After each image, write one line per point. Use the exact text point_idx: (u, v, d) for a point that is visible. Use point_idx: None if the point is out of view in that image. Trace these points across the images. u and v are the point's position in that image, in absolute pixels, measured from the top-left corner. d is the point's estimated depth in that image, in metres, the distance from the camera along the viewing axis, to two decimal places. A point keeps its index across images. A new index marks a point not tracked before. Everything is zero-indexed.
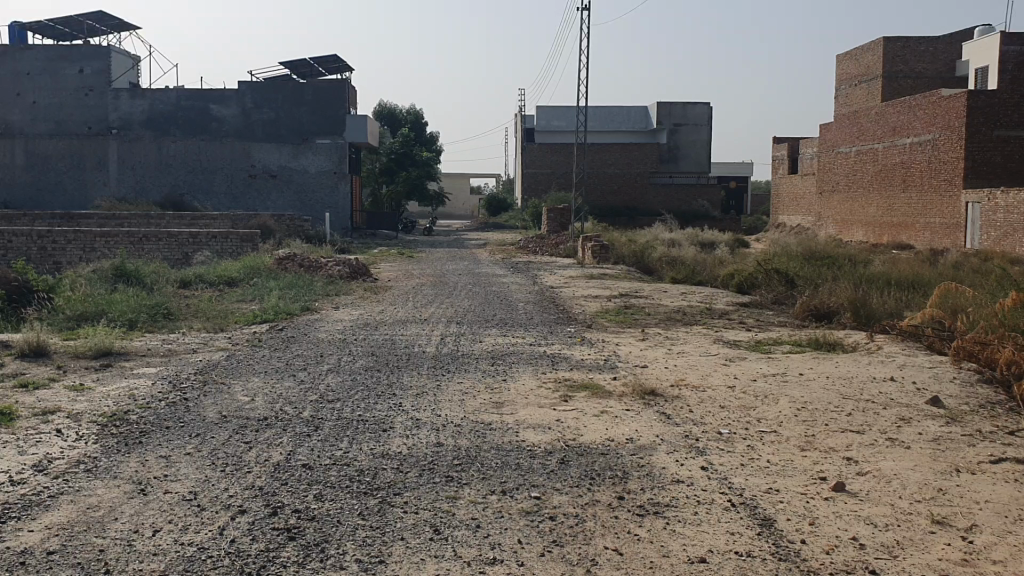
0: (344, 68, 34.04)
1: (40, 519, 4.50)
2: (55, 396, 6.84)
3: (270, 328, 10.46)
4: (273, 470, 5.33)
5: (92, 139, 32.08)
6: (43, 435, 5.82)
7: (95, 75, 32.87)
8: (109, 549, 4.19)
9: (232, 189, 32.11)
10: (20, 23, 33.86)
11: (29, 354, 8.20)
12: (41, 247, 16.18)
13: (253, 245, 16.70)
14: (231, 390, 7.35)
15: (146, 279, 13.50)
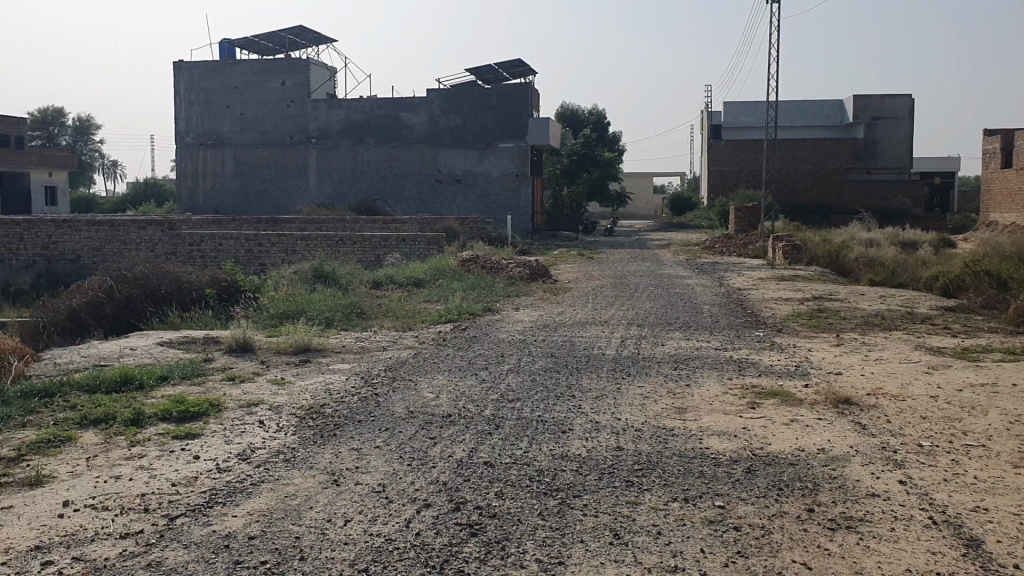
0: (529, 71, 34.47)
1: (243, 506, 4.79)
2: (259, 389, 7.28)
3: (456, 328, 10.72)
4: (456, 466, 5.45)
5: (295, 149, 34.62)
6: (247, 426, 6.22)
7: (296, 87, 34.88)
8: (304, 536, 4.41)
9: (422, 193, 33.44)
10: (230, 40, 36.43)
11: (236, 349, 8.79)
12: (248, 249, 17.30)
13: (439, 247, 17.13)
14: (418, 387, 7.58)
15: (342, 280, 14.20)
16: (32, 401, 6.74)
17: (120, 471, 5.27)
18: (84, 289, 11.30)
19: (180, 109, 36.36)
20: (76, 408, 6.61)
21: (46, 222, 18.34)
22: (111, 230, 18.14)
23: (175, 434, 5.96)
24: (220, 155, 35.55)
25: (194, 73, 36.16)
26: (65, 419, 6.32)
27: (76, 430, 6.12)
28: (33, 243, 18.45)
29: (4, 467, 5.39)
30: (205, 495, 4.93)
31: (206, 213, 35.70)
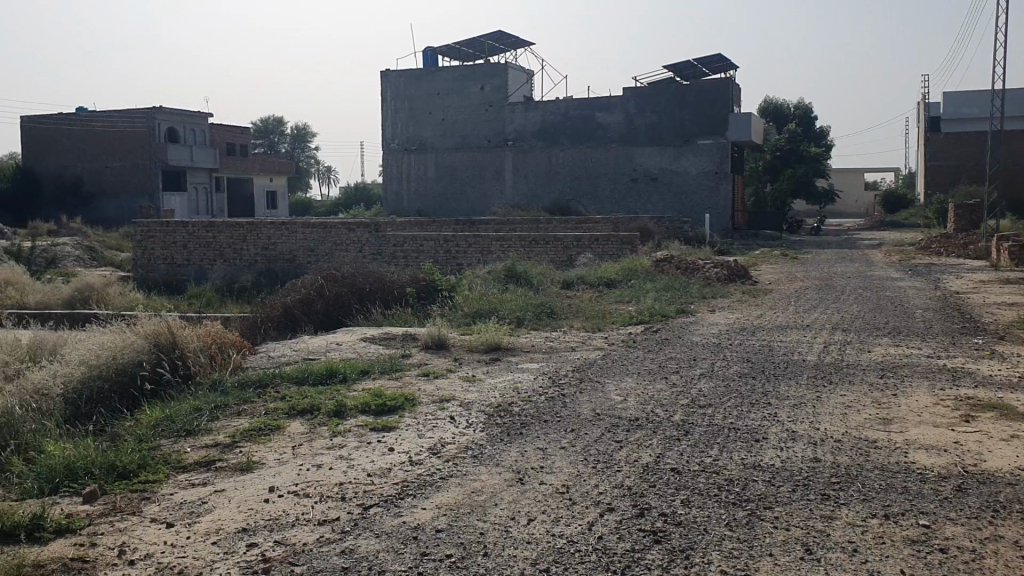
0: (730, 66, 33.57)
1: (433, 499, 4.94)
2: (451, 385, 7.50)
3: (647, 330, 10.59)
4: (642, 470, 5.38)
5: (492, 152, 35.51)
6: (438, 421, 6.41)
7: (494, 91, 35.76)
8: (489, 533, 4.49)
9: (617, 192, 33.30)
10: (433, 48, 37.75)
11: (432, 346, 9.10)
12: (447, 250, 17.86)
13: (632, 247, 16.93)
14: (605, 388, 7.55)
15: (534, 279, 14.41)
16: (246, 391, 7.25)
17: (321, 460, 5.57)
18: (296, 287, 12.04)
19: (388, 117, 38.29)
20: (285, 399, 7.06)
21: (265, 224, 19.65)
22: (322, 231, 19.21)
23: (372, 427, 6.23)
24: (422, 159, 37.09)
25: (399, 82, 37.90)
26: (274, 409, 6.76)
27: (283, 419, 6.54)
28: (253, 244, 19.82)
29: (220, 452, 5.83)
30: (396, 486, 5.12)
31: (407, 214, 37.21)
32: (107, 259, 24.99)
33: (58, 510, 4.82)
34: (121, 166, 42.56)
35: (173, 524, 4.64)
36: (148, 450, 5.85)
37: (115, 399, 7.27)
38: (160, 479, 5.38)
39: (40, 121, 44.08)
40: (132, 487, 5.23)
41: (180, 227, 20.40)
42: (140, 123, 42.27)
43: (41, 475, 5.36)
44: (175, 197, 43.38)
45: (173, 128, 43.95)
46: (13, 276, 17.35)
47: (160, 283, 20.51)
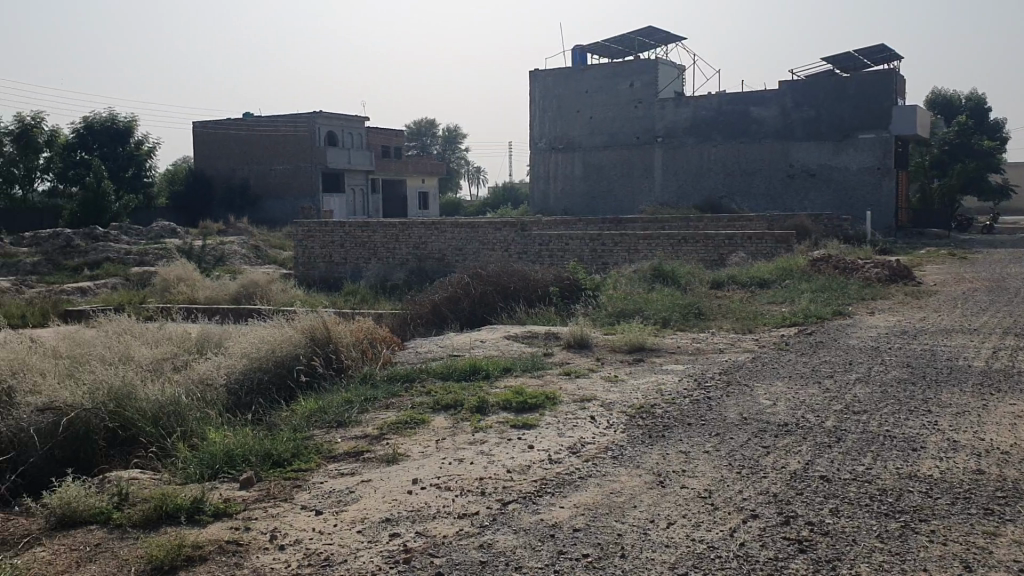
0: (893, 57, 32.03)
1: (571, 498, 4.94)
2: (593, 385, 7.48)
3: (800, 332, 10.25)
4: (789, 478, 5.20)
5: (641, 150, 35.16)
6: (580, 420, 6.41)
7: (644, 88, 35.42)
8: (627, 535, 4.44)
9: (771, 190, 32.36)
10: (582, 47, 37.74)
11: (574, 345, 9.10)
12: (594, 249, 17.83)
13: (788, 247, 16.38)
14: (754, 392, 7.35)
15: (682, 279, 14.19)
16: (394, 385, 7.47)
17: (463, 455, 5.66)
18: (444, 286, 12.30)
19: (536, 117, 38.61)
20: (430, 393, 7.22)
21: (417, 224, 20.17)
22: (471, 231, 19.54)
23: (514, 424, 6.30)
24: (570, 157, 37.20)
25: (547, 82, 38.20)
26: (420, 403, 6.93)
27: (428, 413, 6.69)
28: (405, 244, 20.37)
29: (368, 444, 6.03)
30: (536, 484, 5.15)
31: (555, 213, 37.44)
32: (271, 257, 26.29)
33: (218, 494, 5.12)
34: (285, 169, 44.63)
35: (321, 512, 4.83)
36: (301, 440, 6.11)
37: (273, 390, 7.63)
38: (311, 467, 5.62)
39: (211, 128, 46.75)
40: (284, 475, 5.48)
41: (337, 227, 21.21)
42: (302, 127, 44.16)
43: (204, 461, 5.70)
44: (334, 197, 45.16)
45: (333, 132, 45.72)
46: (185, 272, 18.51)
47: (319, 281, 21.40)
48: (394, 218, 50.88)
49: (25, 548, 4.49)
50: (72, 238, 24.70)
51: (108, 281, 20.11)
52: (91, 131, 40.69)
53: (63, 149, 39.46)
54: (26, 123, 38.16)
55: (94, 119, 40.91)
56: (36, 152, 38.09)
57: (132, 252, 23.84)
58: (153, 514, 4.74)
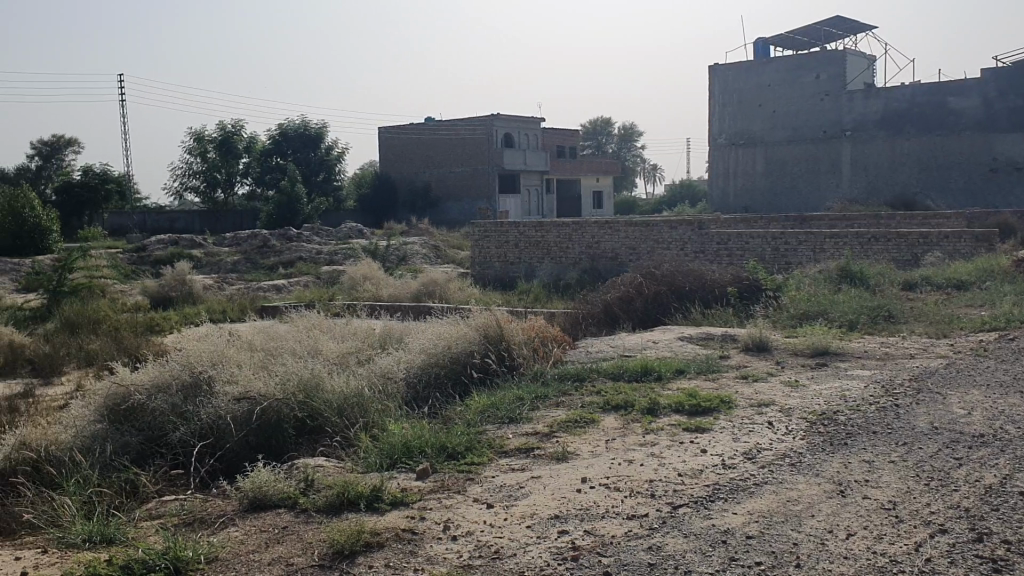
0: None
1: (743, 504, 4.81)
2: (772, 389, 7.25)
3: (1001, 338, 9.53)
4: (983, 493, 4.86)
5: (828, 144, 33.80)
6: (755, 425, 6.22)
7: (830, 80, 33.96)
8: (803, 544, 4.28)
9: (970, 185, 30.35)
10: (764, 39, 36.61)
11: (752, 348, 8.87)
12: (775, 247, 17.25)
13: (990, 246, 15.26)
14: (947, 401, 6.90)
15: (871, 280, 13.53)
16: (566, 384, 7.51)
17: (633, 456, 5.63)
18: (617, 285, 12.23)
19: (716, 112, 37.80)
20: (601, 393, 7.21)
21: (592, 224, 20.13)
22: (645, 230, 19.32)
23: (686, 427, 6.19)
24: (751, 153, 36.22)
25: (728, 76, 37.29)
26: (591, 402, 6.95)
27: (599, 413, 6.69)
28: (579, 244, 20.39)
29: (539, 441, 6.09)
30: (707, 489, 5.04)
31: (734, 211, 36.60)
32: (450, 257, 27.03)
33: (395, 483, 5.32)
34: (464, 172, 45.78)
35: (493, 506, 4.92)
36: (474, 434, 6.25)
37: (448, 386, 7.83)
38: (484, 461, 5.74)
39: (396, 134, 48.67)
40: (457, 467, 5.63)
41: (513, 227, 21.52)
42: (480, 130, 45.08)
43: (383, 452, 5.93)
44: (510, 198, 45.91)
45: (510, 133, 46.39)
46: (369, 270, 19.32)
47: (494, 280, 21.80)
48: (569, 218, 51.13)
49: (220, 528, 4.82)
50: (268, 239, 26.33)
51: (300, 279, 21.28)
52: (285, 138, 43.17)
53: (261, 155, 42.24)
54: (228, 131, 41.35)
55: (288, 125, 43.38)
56: (236, 158, 41.08)
57: (322, 252, 25.11)
58: (335, 500, 4.98)
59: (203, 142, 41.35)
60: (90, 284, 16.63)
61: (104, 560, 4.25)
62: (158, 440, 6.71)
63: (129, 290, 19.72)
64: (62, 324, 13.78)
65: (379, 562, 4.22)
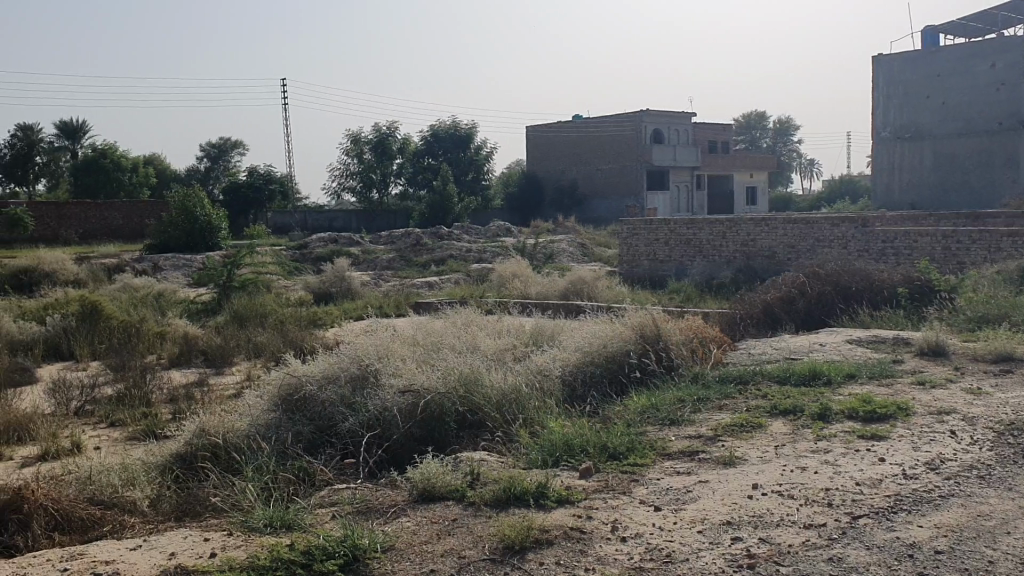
0: None
1: (930, 517, 4.55)
2: (952, 397, 6.84)
3: None
4: None
5: (1005, 137, 31.89)
6: (937, 434, 5.87)
7: (1008, 68, 31.88)
8: (1000, 562, 4.00)
9: None
10: (933, 26, 34.77)
11: (928, 352, 8.41)
12: (946, 247, 16.34)
13: None
14: None
15: None
16: (729, 387, 7.32)
17: (806, 463, 5.42)
18: (777, 285, 11.86)
19: (879, 104, 36.13)
20: (767, 397, 6.98)
21: (746, 221, 19.63)
22: (805, 227, 18.68)
23: (862, 434, 5.92)
24: (919, 147, 34.53)
25: (893, 67, 35.52)
26: (756, 406, 6.74)
27: (766, 417, 6.48)
28: (733, 241, 19.92)
29: (703, 444, 5.96)
30: (889, 499, 4.80)
31: (900, 207, 35.06)
32: (598, 255, 26.95)
33: (560, 480, 5.31)
34: (612, 170, 45.58)
35: (660, 508, 4.83)
36: (635, 435, 6.17)
37: (606, 384, 7.78)
38: (648, 463, 5.65)
39: (544, 133, 49.08)
40: (621, 468, 5.57)
41: (664, 224, 21.22)
42: (629, 126, 44.73)
43: (544, 449, 5.93)
44: (659, 196, 45.37)
45: (660, 129, 45.82)
46: (518, 268, 19.45)
47: (644, 278, 21.56)
48: (721, 215, 50.04)
49: (394, 517, 4.94)
50: (420, 237, 26.96)
51: (451, 276, 21.70)
52: (437, 139, 44.17)
53: (413, 156, 43.42)
54: (383, 134, 42.92)
55: (440, 126, 44.40)
56: (390, 158, 42.54)
57: (472, 249, 25.51)
58: (502, 495, 5.02)
59: (359, 144, 43.07)
60: (256, 279, 17.46)
61: (286, 546, 4.42)
62: (328, 429, 6.94)
63: (292, 285, 20.62)
64: (231, 317, 14.52)
65: (549, 559, 4.22)
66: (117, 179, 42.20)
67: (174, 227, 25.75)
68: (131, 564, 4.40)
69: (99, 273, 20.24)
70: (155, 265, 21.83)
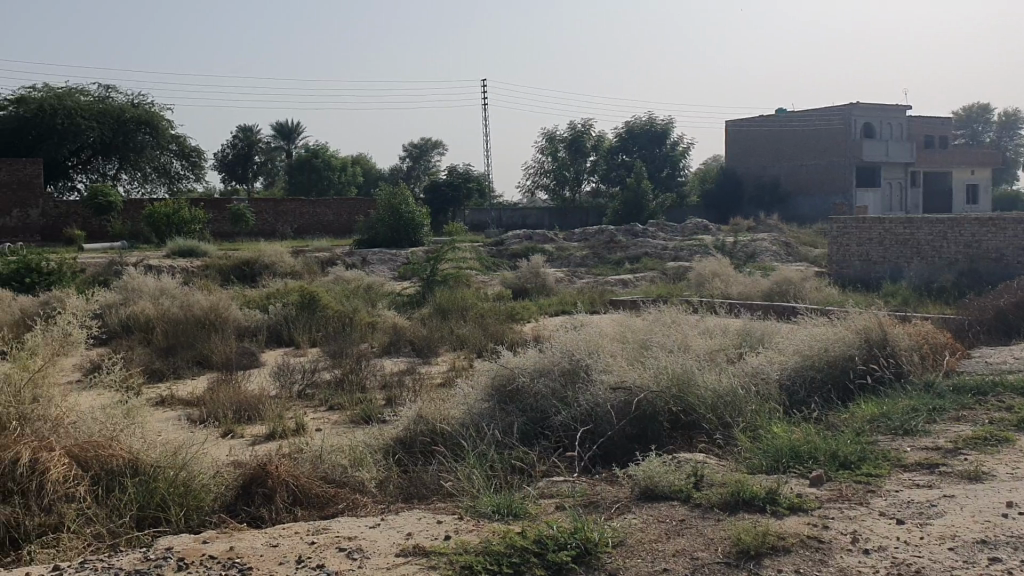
0: None
1: None
2: None
3: None
4: None
5: None
6: None
7: None
8: None
9: None
10: None
11: None
12: None
13: None
14: None
15: None
16: (965, 397, 6.87)
17: None
18: (1012, 289, 11.03)
19: None
20: (1011, 410, 6.49)
21: (972, 220, 18.37)
22: None
23: None
24: None
25: None
26: (999, 419, 6.28)
27: (1011, 432, 6.03)
28: (955, 242, 18.67)
29: (942, 457, 5.60)
30: None
31: None
32: (803, 255, 25.97)
33: (790, 487, 5.11)
34: (817, 165, 43.84)
35: (904, 522, 4.57)
36: (866, 443, 5.89)
37: (828, 388, 7.49)
38: (883, 474, 5.37)
39: (743, 127, 47.94)
40: (855, 477, 5.31)
41: (877, 223, 20.18)
42: (837, 120, 42.85)
43: (768, 453, 5.73)
44: (869, 193, 43.20)
45: (870, 123, 43.66)
46: (719, 267, 19.06)
47: (854, 280, 20.61)
48: (938, 214, 47.02)
49: (618, 513, 4.92)
50: (615, 234, 26.95)
51: (647, 274, 21.55)
52: (632, 135, 43.90)
53: (608, 153, 43.54)
54: (578, 131, 43.37)
55: (635, 123, 44.00)
56: (585, 156, 43.08)
57: (669, 247, 25.20)
58: (730, 498, 4.90)
59: (555, 142, 44.01)
60: (458, 275, 17.97)
61: (517, 534, 4.48)
62: (541, 422, 7.01)
63: (490, 281, 21.11)
64: (436, 310, 14.99)
65: (788, 566, 4.07)
66: (328, 178, 44.61)
67: (381, 224, 26.98)
68: (371, 541, 4.60)
69: (313, 265, 21.46)
70: (363, 259, 22.93)
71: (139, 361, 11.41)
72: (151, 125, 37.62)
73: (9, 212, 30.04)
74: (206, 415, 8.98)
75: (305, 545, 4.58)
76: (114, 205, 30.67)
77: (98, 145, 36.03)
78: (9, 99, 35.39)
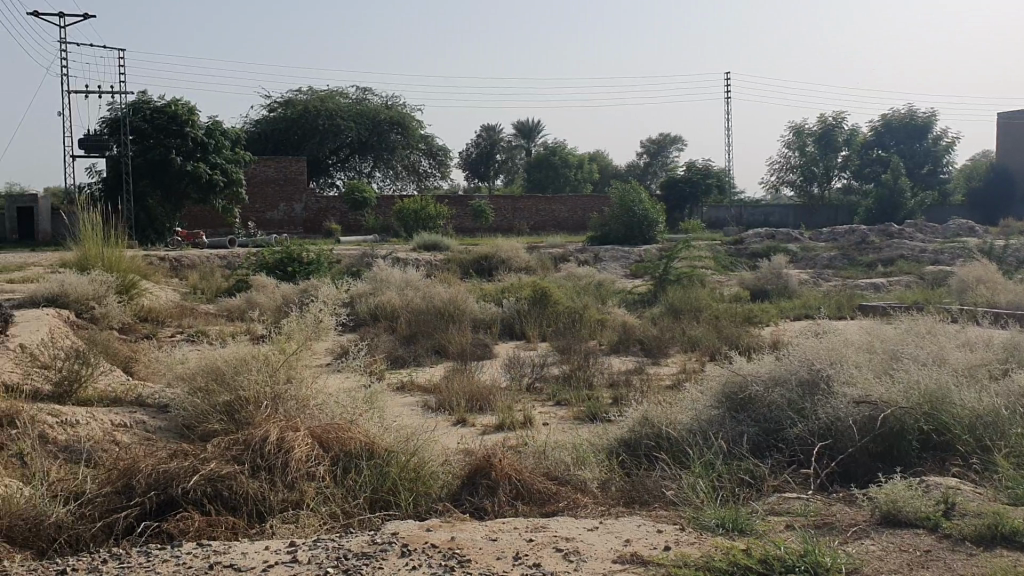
0: None
1: None
2: None
3: None
4: None
5: None
6: None
7: None
8: None
9: None
10: None
11: None
12: None
13: None
14: None
15: None
16: None
17: None
18: None
19: None
20: None
21: None
22: None
23: None
24: None
25: None
26: None
27: None
28: None
29: None
30: None
31: None
32: None
33: None
34: None
35: None
36: None
37: None
38: None
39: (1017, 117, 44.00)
40: None
41: None
42: None
43: None
44: None
45: None
46: (983, 272, 17.47)
47: None
48: None
49: (854, 537, 4.56)
50: (866, 235, 25.44)
51: (901, 278, 20.08)
52: (888, 129, 40.85)
53: (861, 148, 41.12)
54: (828, 124, 41.43)
55: (893, 117, 40.94)
56: (836, 151, 41.07)
57: (928, 249, 23.45)
58: (986, 531, 4.41)
59: (802, 137, 42.27)
60: (693, 273, 17.61)
61: (742, 551, 4.26)
62: (775, 433, 6.68)
63: (727, 280, 20.50)
64: (669, 310, 14.74)
65: None
66: (565, 175, 45.26)
67: (616, 221, 26.98)
68: (589, 545, 4.53)
69: (547, 262, 21.78)
70: (597, 256, 23.02)
71: (383, 348, 12.02)
72: (403, 124, 39.80)
73: (277, 207, 32.69)
74: (440, 403, 9.29)
75: (522, 543, 4.58)
76: (368, 200, 32.69)
77: (356, 144, 38.55)
78: (278, 102, 38.58)
